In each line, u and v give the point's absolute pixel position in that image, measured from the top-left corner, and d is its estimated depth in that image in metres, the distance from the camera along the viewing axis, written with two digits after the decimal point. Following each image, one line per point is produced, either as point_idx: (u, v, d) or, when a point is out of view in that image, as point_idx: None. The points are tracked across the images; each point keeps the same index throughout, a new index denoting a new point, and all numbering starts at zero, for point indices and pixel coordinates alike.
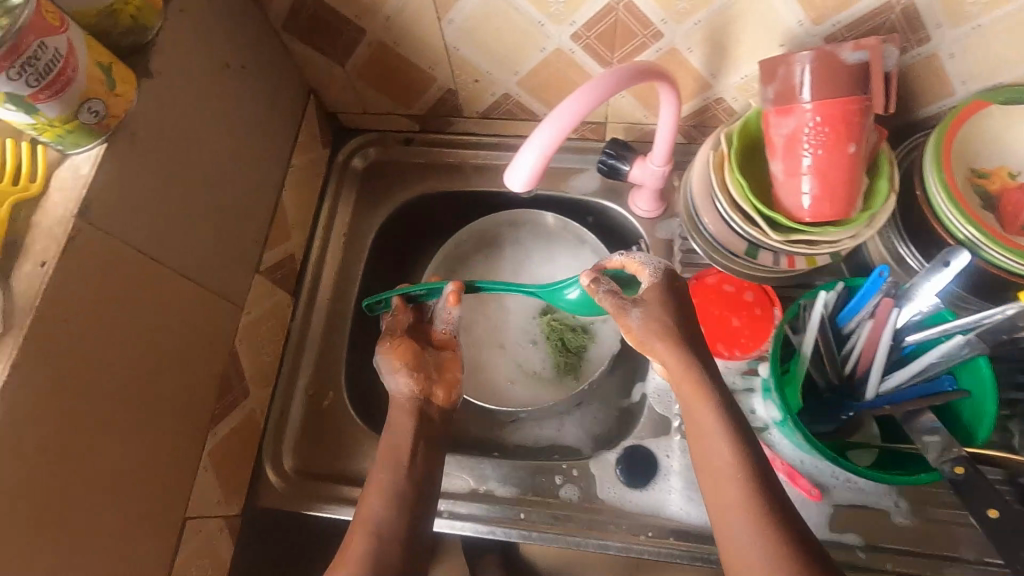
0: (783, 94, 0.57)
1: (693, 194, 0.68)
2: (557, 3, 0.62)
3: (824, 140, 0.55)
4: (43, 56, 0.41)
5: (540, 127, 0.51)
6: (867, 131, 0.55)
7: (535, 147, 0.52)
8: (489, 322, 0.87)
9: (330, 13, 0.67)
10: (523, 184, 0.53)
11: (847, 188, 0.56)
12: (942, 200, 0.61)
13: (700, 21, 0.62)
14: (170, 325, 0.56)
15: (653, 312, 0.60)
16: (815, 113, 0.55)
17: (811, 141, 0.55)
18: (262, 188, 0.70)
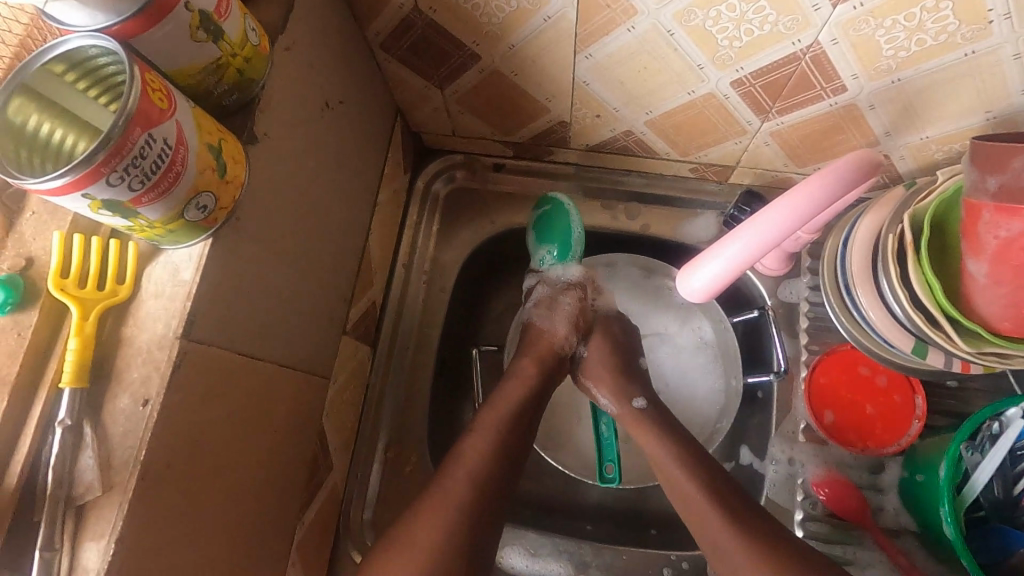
0: (871, 162, 0.42)
1: (848, 273, 0.60)
2: (728, 49, 0.51)
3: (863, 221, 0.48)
4: (149, 153, 0.31)
5: (714, 257, 0.49)
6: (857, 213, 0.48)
7: (707, 271, 0.50)
8: None
9: (442, 35, 0.56)
10: (697, 296, 0.52)
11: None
12: None
13: (900, 79, 0.51)
14: (266, 428, 0.47)
15: (598, 359, 0.72)
16: (850, 172, 0.42)
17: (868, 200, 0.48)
18: (351, 238, 0.60)
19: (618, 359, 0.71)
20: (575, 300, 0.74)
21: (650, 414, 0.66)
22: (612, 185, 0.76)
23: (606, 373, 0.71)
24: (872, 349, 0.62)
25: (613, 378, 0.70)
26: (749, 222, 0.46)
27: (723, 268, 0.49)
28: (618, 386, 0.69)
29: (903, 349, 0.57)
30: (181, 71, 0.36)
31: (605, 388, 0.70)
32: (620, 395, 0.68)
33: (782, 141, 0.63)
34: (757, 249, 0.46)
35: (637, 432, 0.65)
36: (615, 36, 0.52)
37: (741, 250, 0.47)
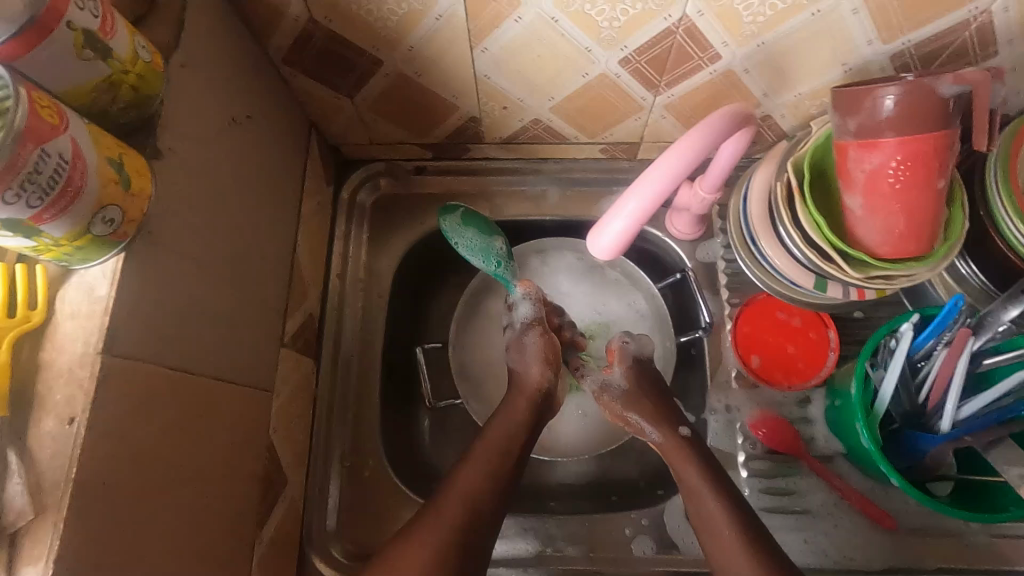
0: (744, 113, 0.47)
1: (750, 225, 0.65)
2: (610, 30, 0.55)
3: (897, 177, 0.52)
4: (44, 169, 0.32)
5: (617, 206, 0.50)
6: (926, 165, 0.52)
7: (613, 223, 0.51)
8: None
9: (341, 44, 0.58)
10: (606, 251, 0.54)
11: (890, 194, 0.53)
12: (938, 248, 0.56)
13: (764, 42, 0.56)
14: (211, 442, 0.47)
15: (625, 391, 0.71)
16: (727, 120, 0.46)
17: (889, 176, 0.53)
18: (277, 251, 0.61)
19: (649, 390, 0.70)
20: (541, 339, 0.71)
21: (691, 443, 0.64)
22: (532, 175, 0.79)
23: (647, 405, 0.68)
24: (782, 292, 0.67)
25: (653, 407, 0.68)
26: (643, 173, 0.48)
27: (625, 222, 0.50)
28: (660, 416, 0.67)
29: (806, 286, 0.62)
30: (71, 91, 0.36)
31: (646, 417, 0.68)
32: (663, 423, 0.66)
33: (676, 113, 0.68)
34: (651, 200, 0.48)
35: (678, 460, 0.63)
36: (505, 28, 0.55)
37: (637, 203, 0.49)
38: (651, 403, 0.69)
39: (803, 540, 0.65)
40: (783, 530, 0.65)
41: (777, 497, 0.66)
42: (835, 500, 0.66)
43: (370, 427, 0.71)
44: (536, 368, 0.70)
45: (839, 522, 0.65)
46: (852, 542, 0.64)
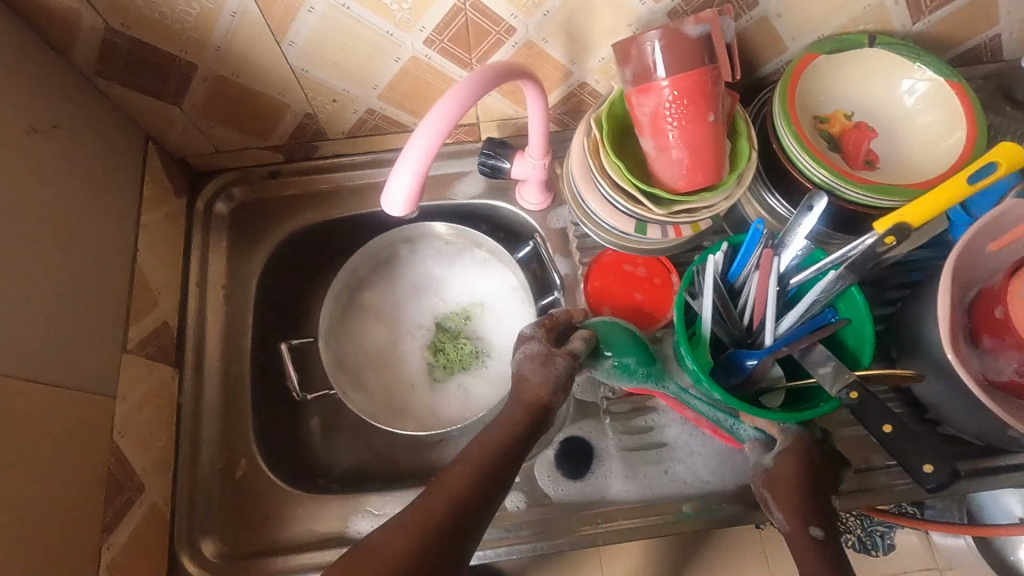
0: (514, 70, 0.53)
1: (576, 182, 0.69)
2: (402, 11, 0.59)
3: (682, 114, 0.57)
4: None
5: (407, 145, 0.49)
6: (720, 101, 0.57)
7: (406, 166, 0.49)
8: (408, 322, 0.86)
9: (148, 50, 0.60)
10: (401, 205, 0.50)
11: (674, 130, 0.58)
12: (727, 176, 0.62)
13: (549, 11, 0.61)
14: (14, 444, 0.47)
15: (778, 478, 0.60)
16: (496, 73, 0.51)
17: (673, 116, 0.57)
18: (109, 259, 0.62)
19: (803, 482, 0.59)
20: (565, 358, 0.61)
21: (823, 550, 0.54)
22: (386, 167, 0.82)
23: (784, 492, 0.58)
24: (618, 242, 0.72)
25: (793, 498, 0.57)
26: (421, 121, 0.49)
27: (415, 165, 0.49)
28: (794, 508, 0.57)
29: (629, 231, 0.67)
30: None
31: (781, 504, 0.58)
32: (795, 515, 0.56)
33: (498, 89, 0.72)
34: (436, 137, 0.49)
35: (801, 561, 0.54)
36: (301, 19, 0.58)
37: (426, 143, 0.48)
38: (796, 482, 0.58)
39: (663, 471, 0.68)
40: (644, 465, 0.69)
41: (637, 435, 0.70)
42: (690, 429, 0.70)
43: (240, 428, 0.71)
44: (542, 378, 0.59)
45: (695, 449, 0.69)
46: (707, 464, 0.68)
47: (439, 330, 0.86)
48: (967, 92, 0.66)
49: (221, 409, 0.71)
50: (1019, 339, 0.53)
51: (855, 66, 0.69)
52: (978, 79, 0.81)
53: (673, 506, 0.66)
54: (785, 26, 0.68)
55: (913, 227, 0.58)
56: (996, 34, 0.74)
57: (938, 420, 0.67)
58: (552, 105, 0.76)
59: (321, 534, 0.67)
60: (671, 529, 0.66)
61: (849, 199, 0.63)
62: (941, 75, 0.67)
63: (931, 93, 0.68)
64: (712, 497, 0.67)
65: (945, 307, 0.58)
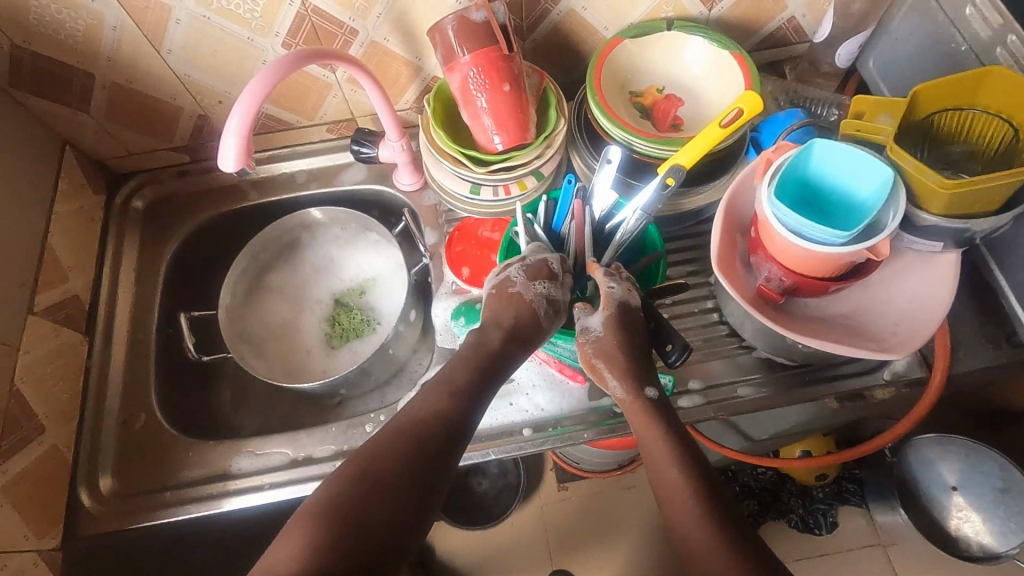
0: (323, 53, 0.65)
1: (424, 156, 0.81)
2: (254, 19, 0.72)
3: (484, 84, 0.68)
4: None
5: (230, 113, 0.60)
6: (517, 72, 0.69)
7: (230, 130, 0.60)
8: (306, 300, 0.96)
9: (50, 62, 0.73)
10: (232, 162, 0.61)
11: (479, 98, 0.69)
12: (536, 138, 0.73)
13: (380, 14, 0.75)
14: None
15: (604, 341, 0.66)
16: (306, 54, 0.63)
17: (476, 86, 0.69)
18: (17, 235, 0.73)
19: (630, 341, 0.66)
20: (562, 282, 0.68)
21: (658, 405, 0.64)
22: (281, 162, 0.94)
23: (617, 354, 0.65)
24: (467, 208, 0.82)
25: (628, 362, 0.65)
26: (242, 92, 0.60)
27: (238, 127, 0.60)
28: (629, 373, 0.65)
29: (466, 193, 0.78)
30: None
31: (616, 371, 0.65)
32: (630, 381, 0.64)
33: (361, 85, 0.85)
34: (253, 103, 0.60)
35: (642, 423, 0.63)
36: (171, 29, 0.71)
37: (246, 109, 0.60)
38: (622, 346, 0.65)
39: (508, 403, 0.76)
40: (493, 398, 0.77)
41: None
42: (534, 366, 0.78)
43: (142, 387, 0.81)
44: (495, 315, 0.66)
45: (537, 382, 0.77)
46: (546, 395, 0.77)
47: (333, 305, 0.96)
48: (746, 60, 0.77)
49: (125, 371, 0.81)
50: (764, 250, 0.62)
51: (659, 46, 0.81)
52: (794, 57, 0.92)
53: (515, 431, 0.75)
54: (594, 17, 0.80)
55: (685, 168, 0.68)
56: (789, 16, 0.85)
57: (751, 343, 0.76)
58: (415, 99, 0.89)
59: (207, 472, 0.75)
60: (514, 452, 0.74)
61: (640, 151, 0.74)
62: (724, 48, 0.78)
63: (720, 63, 0.79)
64: (550, 423, 0.75)
65: (716, 232, 0.67)
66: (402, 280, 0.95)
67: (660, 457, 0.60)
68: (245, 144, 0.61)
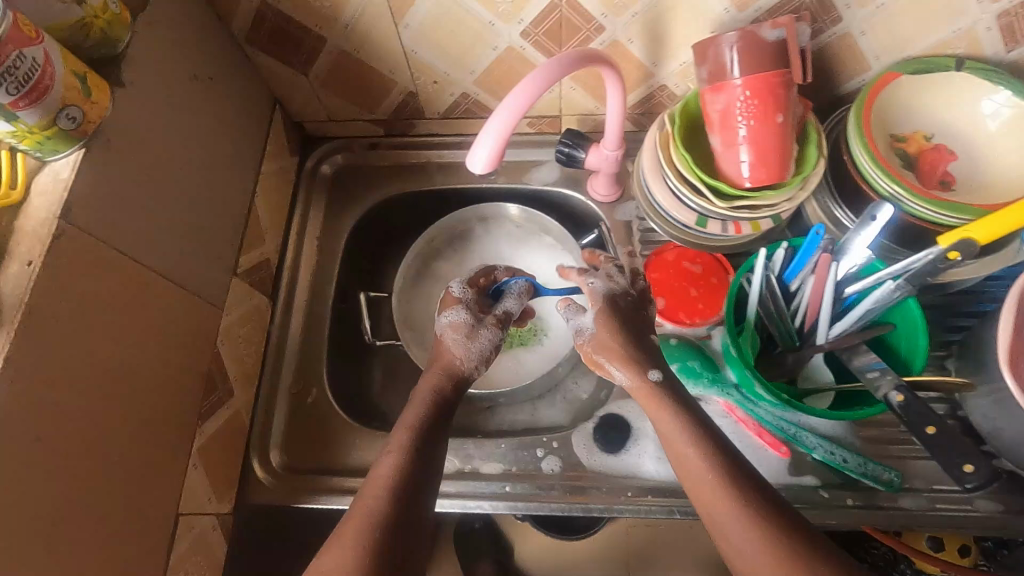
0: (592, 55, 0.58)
1: (645, 175, 0.74)
2: (505, 3, 0.67)
3: (754, 112, 0.60)
4: (22, 67, 0.44)
5: (493, 114, 0.55)
6: (792, 103, 0.60)
7: (490, 133, 0.55)
8: None
9: (290, 23, 0.71)
10: (482, 167, 0.57)
11: (744, 128, 0.61)
12: (793, 179, 0.64)
13: (637, 13, 0.67)
14: (151, 330, 0.57)
15: (603, 337, 0.68)
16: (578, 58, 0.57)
17: (743, 114, 0.61)
18: (233, 194, 0.72)
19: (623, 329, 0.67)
20: (494, 329, 0.71)
21: (664, 388, 0.63)
22: (472, 150, 0.90)
23: (612, 346, 0.66)
24: (682, 238, 0.75)
25: (624, 351, 0.66)
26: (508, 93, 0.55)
27: (496, 136, 0.56)
28: (630, 362, 0.66)
29: (690, 224, 0.71)
30: (53, 24, 0.49)
31: (617, 361, 0.66)
32: (634, 368, 0.64)
33: (583, 84, 0.78)
34: (515, 117, 0.55)
35: (651, 405, 0.62)
36: (418, 5, 0.67)
37: (504, 118, 0.55)
38: (620, 335, 0.67)
39: None
40: None
41: None
42: (728, 424, 0.71)
43: (316, 360, 0.80)
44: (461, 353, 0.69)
45: (731, 443, 0.70)
46: (741, 459, 0.69)
47: None
48: None
49: (302, 342, 0.81)
50: None
51: (941, 86, 0.69)
52: None
53: None
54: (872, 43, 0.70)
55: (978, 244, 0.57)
56: None
57: (994, 452, 0.66)
58: (632, 105, 0.82)
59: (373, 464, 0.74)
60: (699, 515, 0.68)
61: (912, 212, 0.65)
62: None
63: (1018, 117, 0.67)
64: None
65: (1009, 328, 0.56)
66: (577, 292, 0.90)
67: (687, 455, 0.57)
68: (499, 149, 0.57)
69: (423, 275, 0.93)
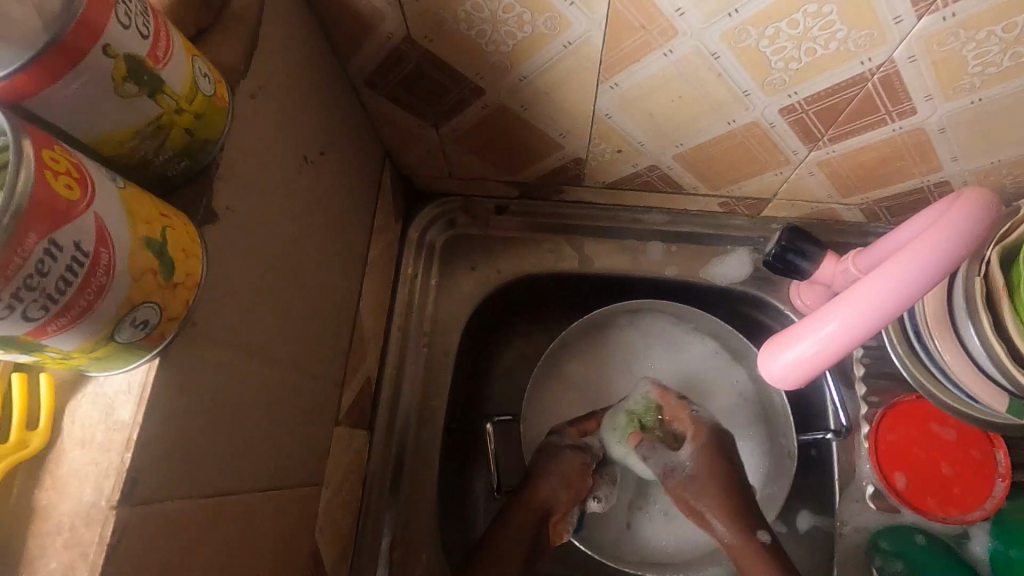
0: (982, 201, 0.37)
1: (920, 320, 0.52)
2: (782, 71, 0.43)
3: None
4: (53, 268, 0.21)
5: (830, 312, 0.40)
6: None
7: (820, 335, 0.41)
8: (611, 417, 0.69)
9: (438, 68, 0.47)
10: (786, 376, 0.43)
11: None
12: None
13: (982, 99, 0.44)
14: None
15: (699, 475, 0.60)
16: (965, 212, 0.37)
17: None
18: (339, 310, 0.50)
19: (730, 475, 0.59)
20: (583, 456, 0.63)
21: (772, 551, 0.55)
22: (631, 226, 0.67)
23: (712, 494, 0.58)
24: (953, 405, 0.54)
25: (726, 500, 0.58)
26: (864, 286, 0.39)
27: (824, 342, 0.41)
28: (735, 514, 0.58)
29: (994, 408, 0.49)
30: (107, 137, 0.26)
31: (717, 506, 0.58)
32: (737, 520, 0.57)
33: (830, 171, 0.55)
34: (865, 319, 0.39)
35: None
36: (648, 63, 0.43)
37: (847, 318, 0.40)
38: (722, 475, 0.59)
39: None
40: None
41: None
42: None
43: (427, 513, 0.60)
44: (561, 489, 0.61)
45: None
46: None
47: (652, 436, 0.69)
48: None
49: (408, 487, 0.61)
50: None
51: None
52: None
53: None
54: None
55: None
56: None
57: None
58: (879, 198, 0.58)
59: None
60: None
61: None
62: None
63: None
64: None
65: None
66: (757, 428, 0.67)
67: None
68: (824, 355, 0.42)
69: (547, 381, 0.69)
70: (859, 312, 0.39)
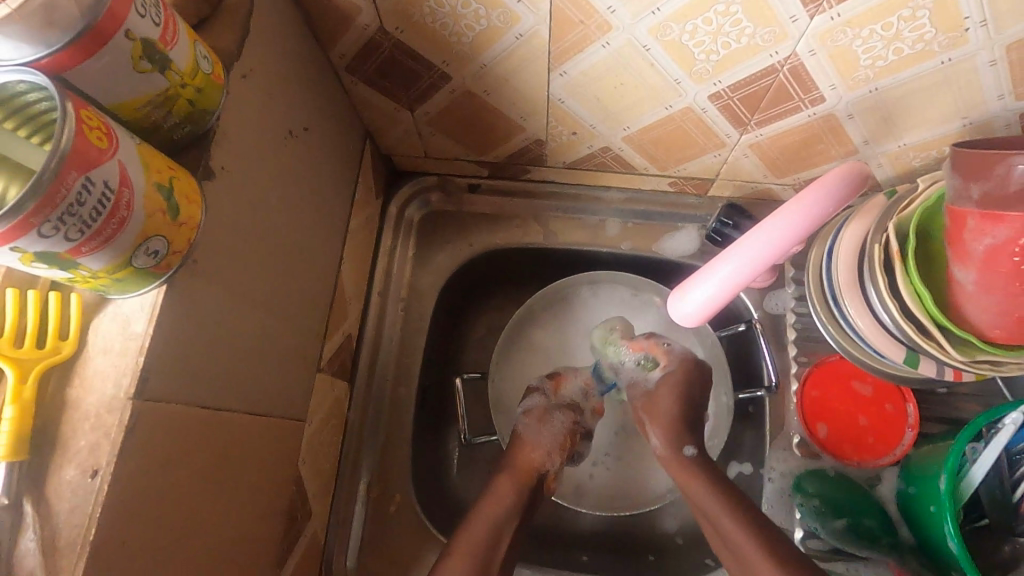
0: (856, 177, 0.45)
1: (833, 284, 0.59)
2: (706, 62, 0.50)
3: None
4: (88, 200, 0.28)
5: (719, 262, 0.52)
6: None
7: (713, 281, 0.52)
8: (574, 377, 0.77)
9: (409, 56, 0.53)
10: (691, 315, 0.56)
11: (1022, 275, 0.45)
12: None
13: (878, 88, 0.50)
14: (231, 495, 0.43)
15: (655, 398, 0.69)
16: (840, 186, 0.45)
17: None
18: (321, 270, 0.57)
19: (683, 404, 0.68)
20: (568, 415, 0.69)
21: (699, 462, 0.63)
22: (592, 204, 0.74)
23: (663, 414, 0.67)
24: (864, 360, 0.61)
25: (671, 420, 0.67)
26: (744, 241, 0.49)
27: (716, 288, 0.53)
28: (672, 429, 0.67)
29: (894, 360, 0.56)
30: (125, 104, 0.33)
31: (659, 426, 0.67)
32: (669, 436, 0.66)
33: (761, 153, 0.62)
34: (748, 269, 0.50)
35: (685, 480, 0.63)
36: (589, 52, 0.50)
37: (731, 270, 0.51)
38: (679, 392, 0.68)
39: None
40: None
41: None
42: None
43: (401, 458, 0.67)
44: (548, 448, 0.67)
45: None
46: None
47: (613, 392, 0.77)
48: None
49: (385, 434, 0.67)
50: None
51: None
52: None
53: None
54: None
55: None
56: None
57: None
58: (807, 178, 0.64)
59: None
60: None
61: None
62: None
63: None
64: None
65: None
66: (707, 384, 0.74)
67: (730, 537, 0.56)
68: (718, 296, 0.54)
69: (514, 346, 0.77)
70: (741, 264, 0.50)
